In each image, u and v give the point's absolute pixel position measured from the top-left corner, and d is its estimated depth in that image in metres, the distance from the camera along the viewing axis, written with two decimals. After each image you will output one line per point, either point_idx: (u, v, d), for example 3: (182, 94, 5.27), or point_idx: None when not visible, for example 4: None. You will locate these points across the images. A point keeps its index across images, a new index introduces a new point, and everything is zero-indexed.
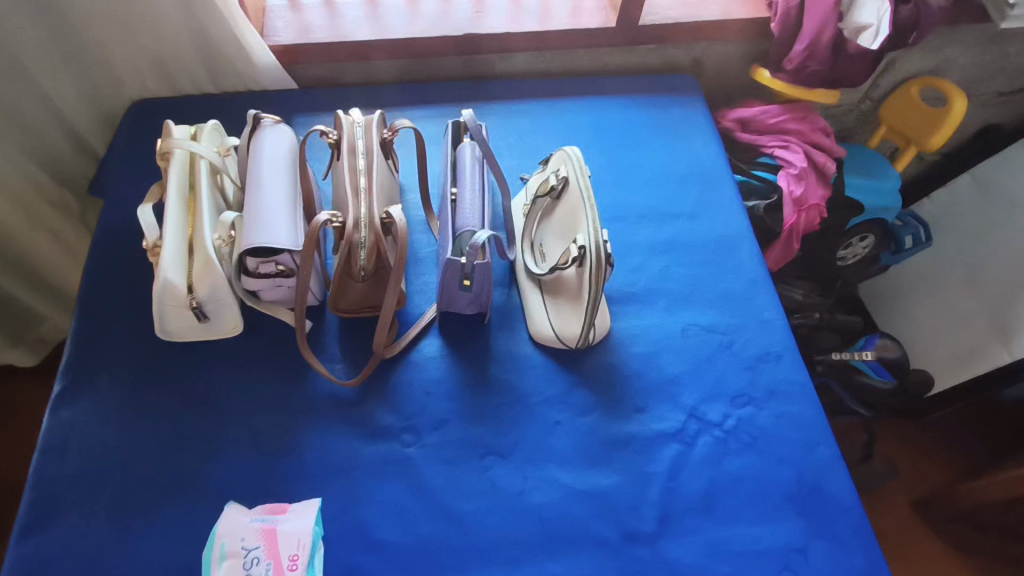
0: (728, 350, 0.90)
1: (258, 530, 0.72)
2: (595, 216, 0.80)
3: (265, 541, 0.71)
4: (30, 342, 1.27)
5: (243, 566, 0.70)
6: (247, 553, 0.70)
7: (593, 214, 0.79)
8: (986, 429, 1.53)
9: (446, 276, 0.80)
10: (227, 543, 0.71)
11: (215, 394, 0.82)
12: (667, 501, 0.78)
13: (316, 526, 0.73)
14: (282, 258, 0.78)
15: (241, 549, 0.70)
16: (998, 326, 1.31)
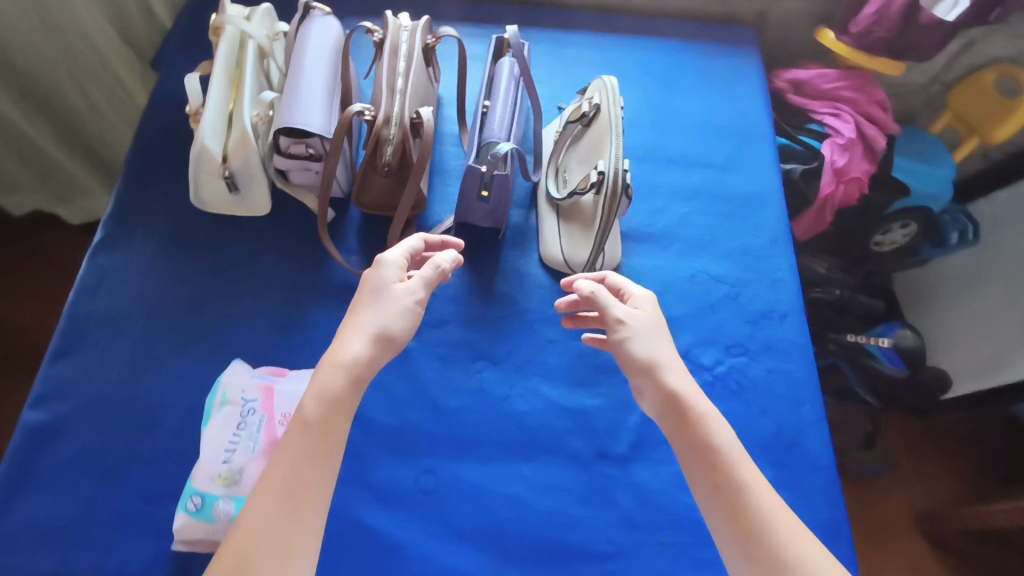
0: (732, 301, 0.90)
1: (258, 386, 0.78)
2: (619, 145, 0.81)
3: (263, 397, 0.77)
4: (75, 207, 1.36)
5: (240, 414, 0.76)
6: (245, 404, 0.77)
7: (619, 143, 0.80)
8: (1001, 441, 1.49)
9: (466, 184, 0.83)
10: (229, 392, 0.77)
11: (242, 262, 0.88)
12: (644, 430, 0.81)
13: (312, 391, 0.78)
14: (313, 141, 0.80)
15: (240, 399, 0.77)
16: None
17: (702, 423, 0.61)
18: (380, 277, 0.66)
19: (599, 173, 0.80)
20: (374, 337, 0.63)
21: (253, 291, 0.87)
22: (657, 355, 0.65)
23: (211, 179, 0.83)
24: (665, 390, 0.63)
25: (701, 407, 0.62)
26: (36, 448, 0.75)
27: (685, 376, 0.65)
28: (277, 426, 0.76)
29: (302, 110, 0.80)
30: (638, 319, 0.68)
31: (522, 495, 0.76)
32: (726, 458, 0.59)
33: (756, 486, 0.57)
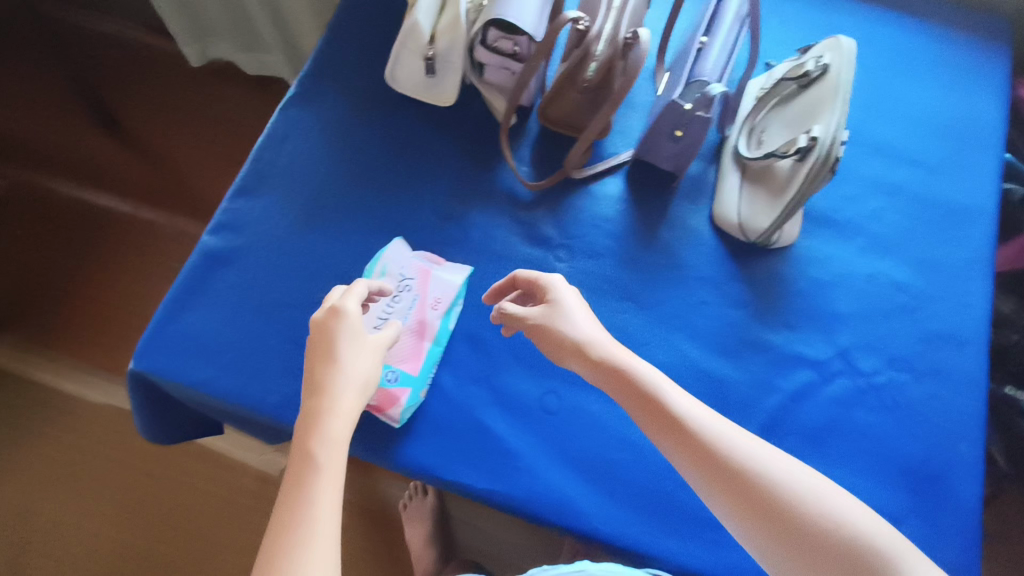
0: (909, 313, 0.82)
1: (416, 267, 0.80)
2: (842, 113, 0.73)
3: (419, 277, 0.79)
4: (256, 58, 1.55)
5: (396, 288, 0.79)
6: (402, 280, 0.79)
7: (842, 111, 0.72)
8: None
9: (661, 121, 0.78)
10: (390, 265, 0.80)
11: (418, 146, 0.90)
12: (780, 416, 0.77)
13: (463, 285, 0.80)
14: (521, 41, 0.78)
15: (399, 274, 0.79)
16: None
17: (684, 416, 0.59)
18: (346, 326, 0.66)
19: (812, 138, 0.73)
20: (364, 383, 0.64)
21: (422, 176, 0.88)
22: (585, 333, 0.65)
23: (412, 59, 0.83)
24: (636, 386, 0.61)
25: (672, 398, 0.60)
26: (205, 270, 0.81)
27: (638, 361, 0.64)
28: (427, 309, 0.78)
29: (516, 2, 0.76)
30: (591, 325, 0.66)
31: (639, 442, 0.75)
32: (722, 446, 0.57)
33: (761, 463, 0.56)
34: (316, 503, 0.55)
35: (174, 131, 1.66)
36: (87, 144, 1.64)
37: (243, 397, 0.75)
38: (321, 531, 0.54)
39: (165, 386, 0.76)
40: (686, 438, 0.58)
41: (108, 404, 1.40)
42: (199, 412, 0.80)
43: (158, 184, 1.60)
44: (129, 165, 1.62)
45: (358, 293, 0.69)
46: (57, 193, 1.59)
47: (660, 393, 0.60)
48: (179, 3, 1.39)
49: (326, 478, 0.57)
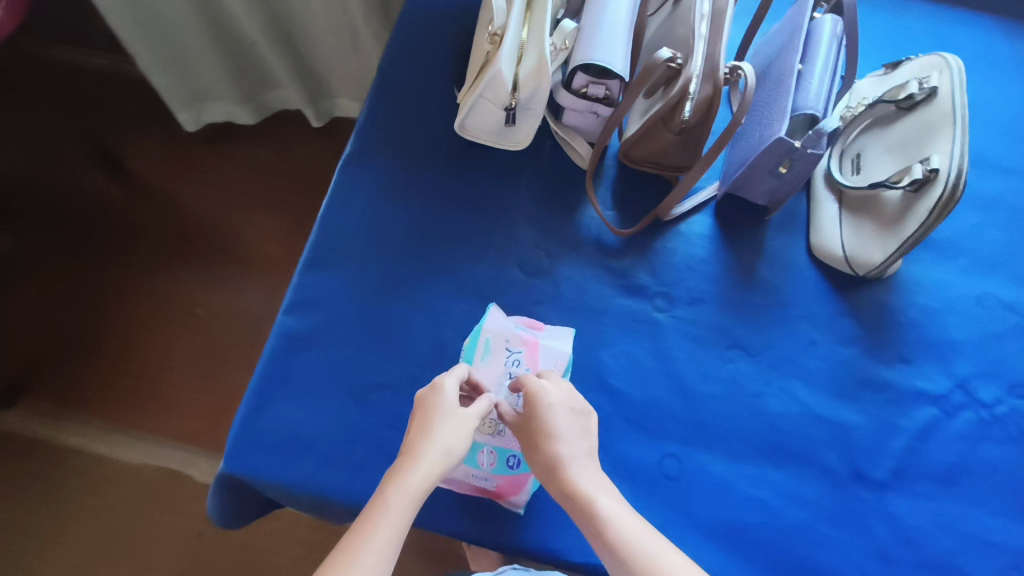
0: (1023, 334, 0.80)
1: (522, 339, 0.72)
2: (964, 140, 0.69)
3: (527, 349, 0.72)
4: (257, 104, 1.39)
5: (506, 364, 0.71)
6: (511, 354, 0.71)
7: (964, 139, 0.69)
8: None
9: (764, 157, 0.74)
10: (493, 339, 0.72)
11: (493, 197, 0.84)
12: (908, 459, 0.74)
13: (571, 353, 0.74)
14: (612, 84, 0.73)
15: (505, 349, 0.71)
16: None
17: (644, 560, 0.56)
18: (446, 400, 0.63)
19: (931, 171, 0.69)
20: (452, 453, 0.60)
21: (501, 230, 0.82)
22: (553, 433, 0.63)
23: (491, 108, 0.77)
24: (604, 518, 0.58)
25: (637, 536, 0.57)
26: (289, 354, 0.75)
27: (613, 494, 0.61)
28: None
29: (605, 44, 0.71)
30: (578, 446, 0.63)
31: (771, 500, 0.71)
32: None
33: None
34: (370, 553, 0.53)
35: (178, 165, 1.47)
36: (80, 182, 1.44)
37: (348, 493, 0.70)
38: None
39: (262, 488, 0.70)
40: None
41: (125, 468, 1.21)
42: (284, 507, 0.75)
43: (165, 223, 1.42)
44: (132, 205, 1.43)
45: (457, 373, 0.65)
46: (51, 243, 1.39)
47: (624, 531, 0.57)
48: (170, 59, 1.20)
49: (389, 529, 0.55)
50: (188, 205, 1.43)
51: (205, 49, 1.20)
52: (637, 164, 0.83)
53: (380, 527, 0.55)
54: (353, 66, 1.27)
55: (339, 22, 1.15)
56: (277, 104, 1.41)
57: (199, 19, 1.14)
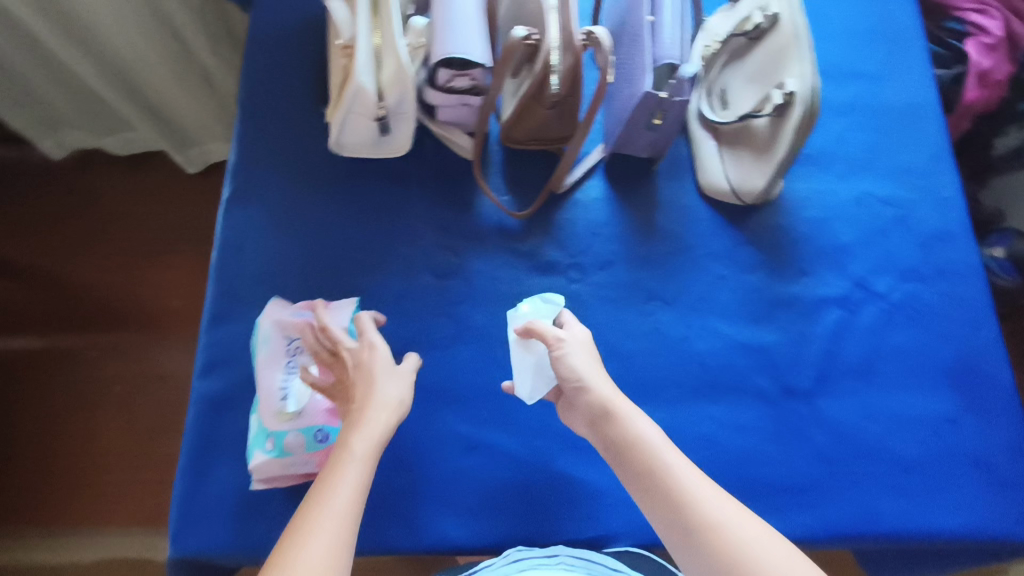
0: (901, 224, 0.86)
1: (298, 323, 0.72)
2: (810, 60, 0.73)
3: (305, 333, 0.71)
4: (119, 139, 1.31)
5: (288, 353, 0.71)
6: (290, 343, 0.71)
7: (811, 58, 0.72)
8: None
9: (636, 113, 0.76)
10: (270, 329, 0.71)
11: (388, 208, 0.82)
12: (826, 363, 0.79)
13: (351, 322, 0.72)
14: (475, 74, 0.72)
15: (283, 339, 0.71)
16: None
17: (669, 486, 0.55)
18: (381, 356, 0.64)
19: (788, 93, 0.73)
20: (397, 403, 0.62)
21: (404, 238, 0.81)
22: (595, 385, 0.62)
23: (361, 122, 0.75)
24: (638, 455, 0.58)
25: (666, 462, 0.57)
26: (213, 419, 0.72)
27: (640, 418, 0.60)
28: (328, 363, 0.71)
29: (460, 37, 0.71)
30: (605, 381, 0.63)
31: (719, 434, 0.75)
32: (705, 507, 0.53)
33: (740, 524, 0.52)
34: (340, 503, 0.52)
35: (47, 239, 1.35)
36: None
37: None
38: (328, 543, 0.49)
39: (215, 559, 0.67)
40: (671, 500, 0.54)
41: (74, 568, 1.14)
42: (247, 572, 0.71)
43: (51, 304, 1.31)
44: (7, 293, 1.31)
45: (368, 326, 0.68)
46: None
47: (661, 463, 0.56)
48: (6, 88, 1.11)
49: (355, 485, 0.54)
50: (69, 279, 1.32)
51: (40, 75, 1.09)
52: (524, 143, 0.83)
53: (342, 488, 0.54)
54: (211, 110, 1.20)
55: (182, 63, 1.09)
56: (140, 143, 1.33)
57: (27, 62, 1.06)
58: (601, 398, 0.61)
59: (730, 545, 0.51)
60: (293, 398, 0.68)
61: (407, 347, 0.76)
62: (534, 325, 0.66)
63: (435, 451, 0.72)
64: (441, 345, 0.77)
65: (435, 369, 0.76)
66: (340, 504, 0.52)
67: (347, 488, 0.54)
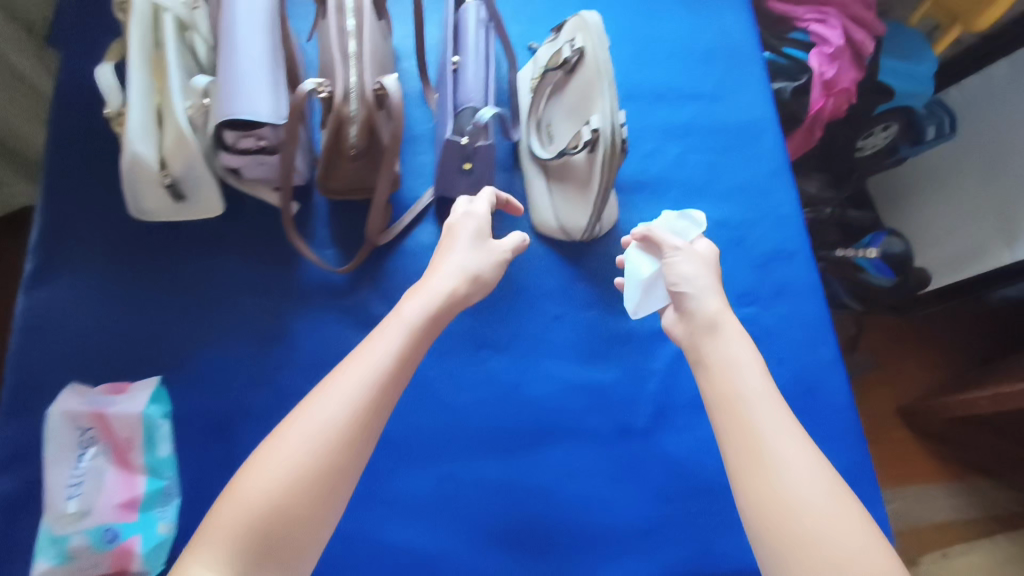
0: (738, 246, 0.86)
1: (88, 411, 0.67)
2: (612, 96, 0.71)
3: (98, 424, 0.67)
4: None
5: (77, 446, 0.67)
6: (81, 434, 0.67)
7: (611, 94, 0.71)
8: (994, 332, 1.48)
9: (445, 159, 0.73)
10: (56, 424, 0.66)
11: (207, 275, 0.76)
12: (663, 398, 0.78)
13: (151, 407, 0.69)
14: (264, 132, 0.69)
15: (72, 430, 0.66)
16: (1004, 223, 1.23)
17: (758, 438, 0.54)
18: (478, 225, 0.68)
19: (593, 130, 0.72)
20: (467, 274, 0.63)
21: (220, 304, 0.76)
22: (710, 304, 0.63)
23: (151, 189, 0.70)
24: (729, 399, 0.57)
25: (748, 388, 0.57)
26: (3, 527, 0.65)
27: (742, 344, 0.61)
28: (126, 453, 0.68)
29: (241, 95, 0.67)
30: (708, 285, 0.65)
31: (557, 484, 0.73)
32: (766, 445, 0.53)
33: (797, 473, 0.51)
34: (343, 381, 0.51)
35: None
36: None
37: None
38: (325, 436, 0.48)
39: None
40: (737, 426, 0.55)
41: None
42: None
43: None
44: None
45: (485, 201, 0.71)
46: None
47: (751, 409, 0.55)
48: None
49: (380, 370, 0.53)
50: None
51: None
52: (345, 194, 0.80)
53: (359, 377, 0.52)
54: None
55: None
56: None
57: None
58: (707, 315, 0.63)
59: (772, 484, 0.51)
60: (81, 496, 0.65)
61: (224, 422, 0.72)
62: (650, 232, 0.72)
63: None
64: (261, 415, 0.73)
65: (255, 442, 0.72)
66: (353, 390, 0.51)
67: (372, 370, 0.52)
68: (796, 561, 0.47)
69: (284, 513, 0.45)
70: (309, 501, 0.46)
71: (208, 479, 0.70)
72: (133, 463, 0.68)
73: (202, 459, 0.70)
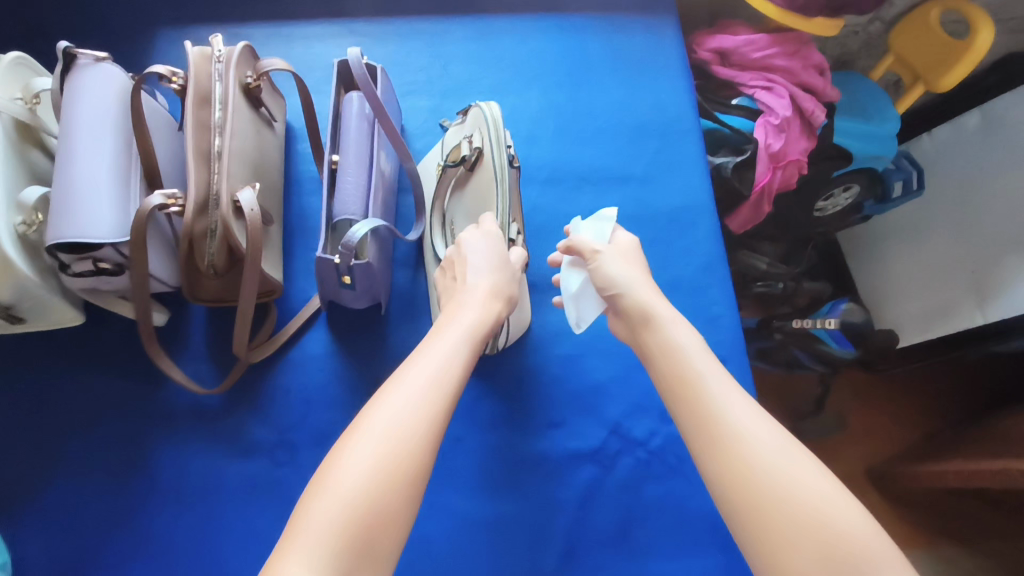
0: None
1: None
2: (507, 207, 0.67)
3: None
4: None
5: None
6: None
7: (506, 206, 0.67)
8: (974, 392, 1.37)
9: (322, 274, 0.66)
10: None
11: (57, 396, 0.68)
12: (574, 534, 0.69)
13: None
14: (104, 253, 0.60)
15: None
16: (976, 279, 1.12)
17: (708, 413, 0.50)
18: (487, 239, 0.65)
19: (498, 246, 0.67)
20: (500, 292, 0.61)
21: (72, 431, 0.68)
22: (647, 299, 0.61)
23: None
24: (683, 379, 0.53)
25: (697, 367, 0.54)
26: None
27: (682, 328, 0.58)
28: None
29: (75, 211, 0.59)
30: (631, 279, 0.63)
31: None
32: (720, 410, 0.50)
33: (759, 436, 0.48)
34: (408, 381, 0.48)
35: None
36: None
37: None
38: (413, 423, 0.45)
39: None
40: (692, 405, 0.52)
41: None
42: None
43: None
44: None
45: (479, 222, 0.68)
46: None
47: (708, 394, 0.51)
48: None
49: (447, 369, 0.50)
50: None
51: None
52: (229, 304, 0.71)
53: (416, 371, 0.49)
54: None
55: None
56: None
57: None
58: (638, 302, 0.61)
59: (731, 449, 0.47)
60: None
61: (67, 574, 0.63)
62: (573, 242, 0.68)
63: None
64: (109, 566, 0.64)
65: None
66: (419, 381, 0.48)
67: (434, 367, 0.50)
68: (772, 541, 0.43)
69: (383, 512, 0.41)
70: (406, 496, 0.42)
71: None
72: None
73: None
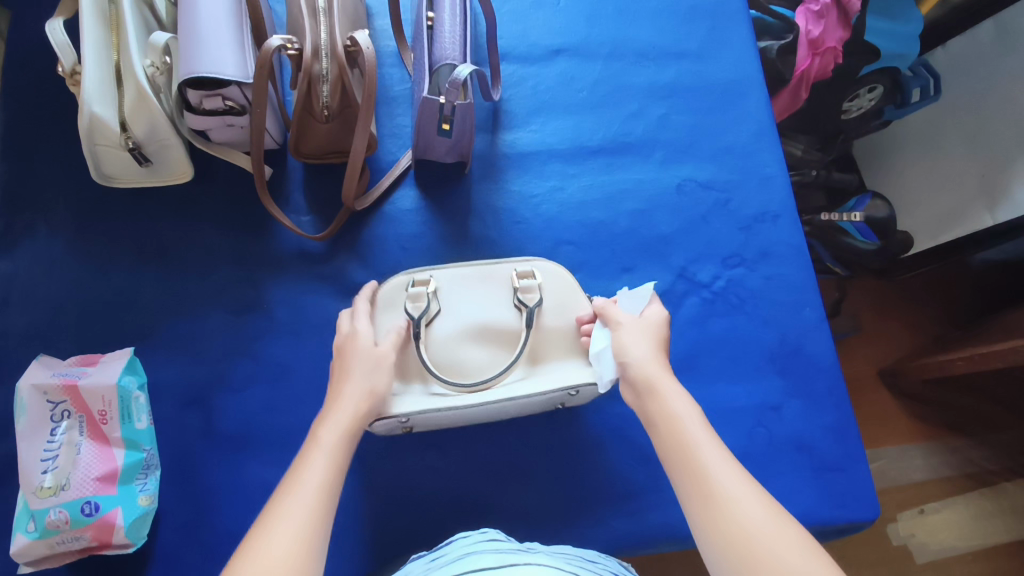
0: (724, 208, 0.85)
1: (59, 385, 0.65)
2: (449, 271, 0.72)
3: (69, 396, 0.65)
4: None
5: (51, 418, 0.65)
6: (53, 408, 0.65)
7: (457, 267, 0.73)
8: (977, 299, 1.31)
9: (423, 119, 0.72)
10: (27, 395, 0.65)
11: (176, 242, 0.75)
12: None
13: (123, 380, 0.67)
14: (230, 92, 0.66)
15: (44, 404, 0.65)
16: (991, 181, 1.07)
17: (708, 486, 0.48)
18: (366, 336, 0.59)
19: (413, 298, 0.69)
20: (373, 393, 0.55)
21: (194, 273, 0.74)
22: (647, 367, 0.57)
23: (118, 154, 0.69)
24: (680, 449, 0.51)
25: (697, 439, 0.51)
26: None
27: (684, 398, 0.55)
28: (99, 428, 0.65)
29: (203, 51, 0.64)
30: (646, 357, 0.58)
31: (527, 477, 0.73)
32: (712, 480, 0.48)
33: (748, 504, 0.46)
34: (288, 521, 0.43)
35: None
36: None
37: None
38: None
39: None
40: (689, 480, 0.49)
41: None
42: None
43: None
44: None
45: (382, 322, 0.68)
46: None
47: (703, 466, 0.49)
48: None
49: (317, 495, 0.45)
50: None
51: None
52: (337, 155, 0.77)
53: (300, 501, 0.44)
54: None
55: None
56: None
57: None
58: (643, 375, 0.57)
59: (728, 515, 0.46)
60: (56, 470, 0.63)
61: (201, 393, 0.71)
62: (604, 305, 0.65)
63: (230, 501, 0.67)
64: (238, 386, 0.71)
65: (230, 413, 0.70)
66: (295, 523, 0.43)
67: (306, 501, 0.44)
68: None
69: None
70: None
71: (190, 451, 0.69)
72: (109, 435, 0.66)
73: (181, 430, 0.70)
